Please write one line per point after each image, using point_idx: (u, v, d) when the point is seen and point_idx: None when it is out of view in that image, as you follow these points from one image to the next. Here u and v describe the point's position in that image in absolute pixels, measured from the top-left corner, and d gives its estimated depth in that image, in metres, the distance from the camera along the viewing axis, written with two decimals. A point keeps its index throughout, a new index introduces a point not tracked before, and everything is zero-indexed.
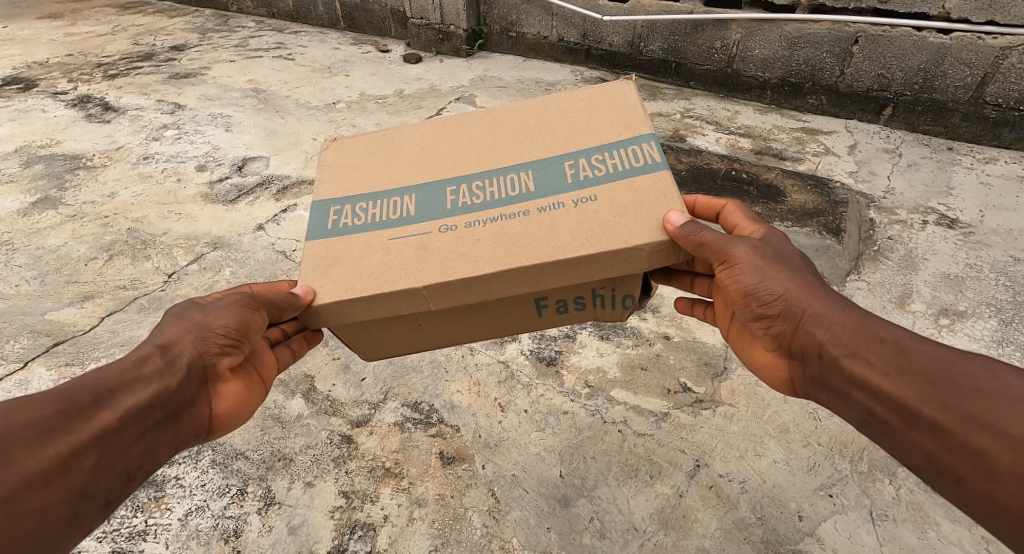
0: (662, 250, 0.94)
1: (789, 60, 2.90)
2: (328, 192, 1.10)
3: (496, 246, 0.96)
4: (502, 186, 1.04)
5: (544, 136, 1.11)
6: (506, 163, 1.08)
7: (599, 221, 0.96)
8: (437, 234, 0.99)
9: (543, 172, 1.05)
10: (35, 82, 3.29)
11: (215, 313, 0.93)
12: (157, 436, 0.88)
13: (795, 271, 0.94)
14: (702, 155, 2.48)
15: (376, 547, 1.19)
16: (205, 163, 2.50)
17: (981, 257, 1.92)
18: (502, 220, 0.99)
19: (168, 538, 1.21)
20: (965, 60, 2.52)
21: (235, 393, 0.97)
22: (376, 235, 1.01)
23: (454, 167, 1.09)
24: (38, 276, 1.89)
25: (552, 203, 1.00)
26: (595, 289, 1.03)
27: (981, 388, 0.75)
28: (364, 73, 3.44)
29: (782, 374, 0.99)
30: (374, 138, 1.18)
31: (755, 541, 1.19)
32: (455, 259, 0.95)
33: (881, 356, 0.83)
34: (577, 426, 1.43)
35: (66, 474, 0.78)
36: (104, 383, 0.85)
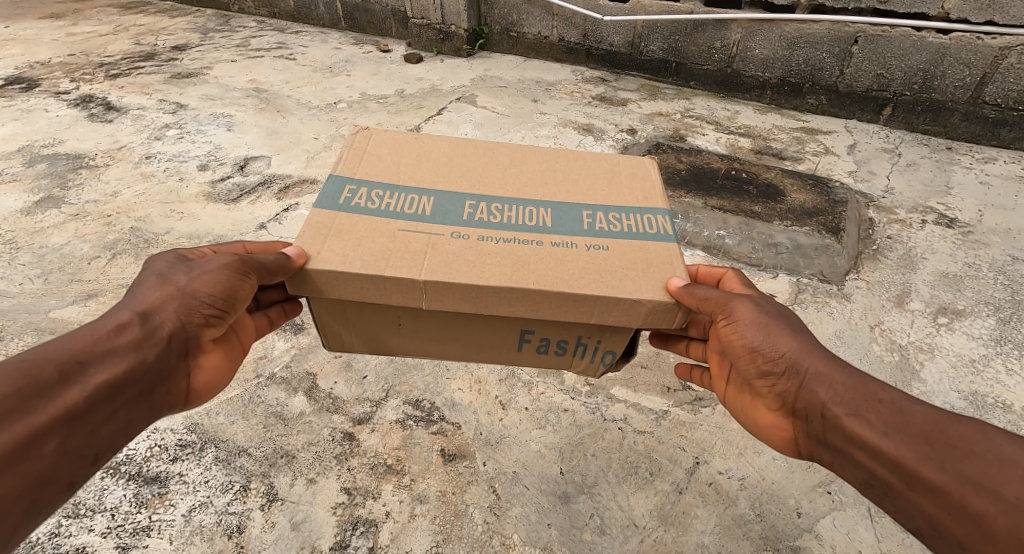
0: (662, 309, 0.94)
1: (789, 60, 2.90)
2: (348, 170, 1.12)
3: (503, 264, 0.96)
4: (520, 214, 1.07)
5: (567, 183, 1.16)
6: (528, 197, 1.11)
7: (606, 266, 0.98)
8: (448, 239, 1.00)
9: (557, 212, 1.09)
10: (37, 82, 3.30)
11: (202, 279, 0.92)
12: (130, 412, 0.87)
13: (798, 329, 0.93)
14: (702, 154, 2.49)
15: (378, 543, 1.20)
16: (207, 162, 2.52)
17: (979, 257, 1.92)
18: (512, 242, 1.01)
19: (172, 534, 1.22)
20: (965, 60, 2.53)
21: (214, 364, 0.98)
22: (387, 223, 1.02)
23: (476, 189, 1.11)
24: (41, 274, 1.90)
25: (562, 240, 1.02)
26: (581, 336, 1.04)
27: (975, 449, 0.74)
28: (365, 73, 3.45)
29: (786, 434, 0.93)
30: (404, 137, 1.23)
31: (755, 538, 1.20)
32: (461, 266, 0.95)
33: (880, 417, 0.81)
34: (578, 424, 1.44)
35: (26, 460, 0.76)
36: (71, 356, 0.82)
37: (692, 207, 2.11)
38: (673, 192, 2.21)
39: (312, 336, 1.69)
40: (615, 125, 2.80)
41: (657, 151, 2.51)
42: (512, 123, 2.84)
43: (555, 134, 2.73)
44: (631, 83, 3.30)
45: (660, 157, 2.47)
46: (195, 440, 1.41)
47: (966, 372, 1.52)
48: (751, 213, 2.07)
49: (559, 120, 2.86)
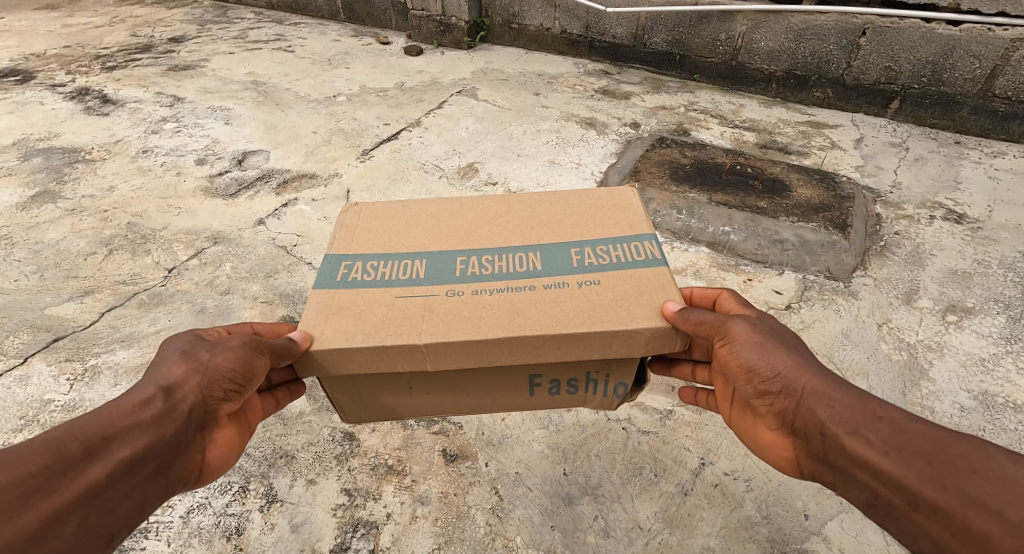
0: (660, 336, 0.92)
1: (795, 52, 2.86)
2: (342, 247, 1.09)
3: (500, 312, 0.94)
4: (511, 262, 1.05)
5: (553, 223, 1.13)
6: (517, 243, 1.09)
7: (597, 301, 0.96)
8: (447, 296, 0.98)
9: (546, 254, 1.06)
10: (32, 74, 3.25)
11: (224, 355, 0.87)
12: (149, 489, 0.78)
13: (794, 349, 0.90)
14: (706, 149, 2.45)
15: (379, 545, 1.18)
16: (205, 157, 2.48)
17: (988, 253, 1.89)
18: (505, 291, 0.98)
19: (170, 536, 1.20)
20: (975, 52, 2.48)
21: (229, 439, 0.90)
22: (382, 293, 0.99)
23: (467, 245, 1.09)
24: (37, 270, 1.87)
25: (557, 281, 1.00)
26: (589, 373, 1.02)
27: (978, 468, 0.69)
28: (365, 66, 3.41)
29: (787, 454, 0.90)
30: (393, 205, 1.20)
31: (761, 541, 1.18)
32: (460, 321, 0.93)
33: (879, 435, 0.76)
34: (581, 424, 1.42)
35: (44, 543, 0.67)
36: (97, 431, 0.75)
37: (696, 203, 2.08)
38: (676, 187, 2.17)
39: None
40: (619, 119, 2.76)
41: (661, 145, 2.47)
42: (513, 117, 2.80)
43: (557, 128, 2.69)
44: (633, 75, 3.26)
45: (663, 152, 2.43)
46: None
47: (975, 371, 1.50)
48: (757, 209, 2.03)
49: (561, 114, 2.83)
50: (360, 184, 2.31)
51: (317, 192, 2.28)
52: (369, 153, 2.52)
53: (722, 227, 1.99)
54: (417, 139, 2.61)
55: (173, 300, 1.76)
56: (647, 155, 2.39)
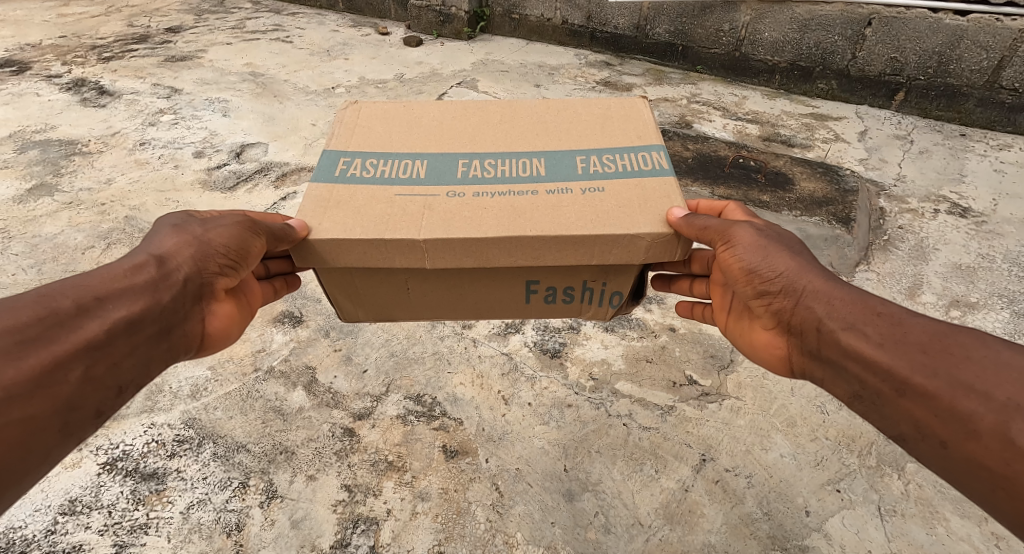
0: (662, 242, 0.90)
1: (799, 43, 2.83)
2: (342, 145, 1.07)
3: (502, 212, 0.93)
4: (514, 167, 1.03)
5: (558, 134, 1.11)
6: (521, 150, 1.07)
7: (600, 205, 0.94)
8: (448, 196, 0.96)
9: (549, 161, 1.04)
10: (28, 65, 3.22)
11: (216, 231, 0.90)
12: (149, 350, 0.84)
13: (796, 252, 0.90)
14: (708, 141, 2.43)
15: (379, 541, 1.18)
16: (202, 149, 2.46)
17: (993, 247, 1.88)
18: (508, 195, 0.96)
19: (170, 531, 1.19)
20: (983, 43, 2.45)
21: (228, 313, 0.96)
22: (383, 191, 0.98)
23: (470, 149, 1.06)
24: (34, 264, 1.86)
25: (559, 187, 0.98)
26: (587, 281, 1.01)
27: (970, 355, 0.71)
28: (364, 57, 3.37)
29: (779, 352, 0.92)
30: (394, 109, 1.18)
31: (762, 537, 1.18)
32: (461, 219, 0.92)
33: (876, 329, 0.78)
34: (582, 420, 1.41)
35: (51, 386, 0.73)
36: (90, 292, 0.80)
37: (699, 196, 2.06)
38: (678, 180, 2.15)
39: (310, 329, 1.66)
40: None
41: (663, 138, 2.44)
42: None
43: None
44: (635, 67, 3.23)
45: (665, 145, 2.40)
46: (192, 436, 1.37)
47: None
48: (759, 203, 2.01)
49: None
50: None
51: None
52: None
53: None
54: None
55: None
56: None
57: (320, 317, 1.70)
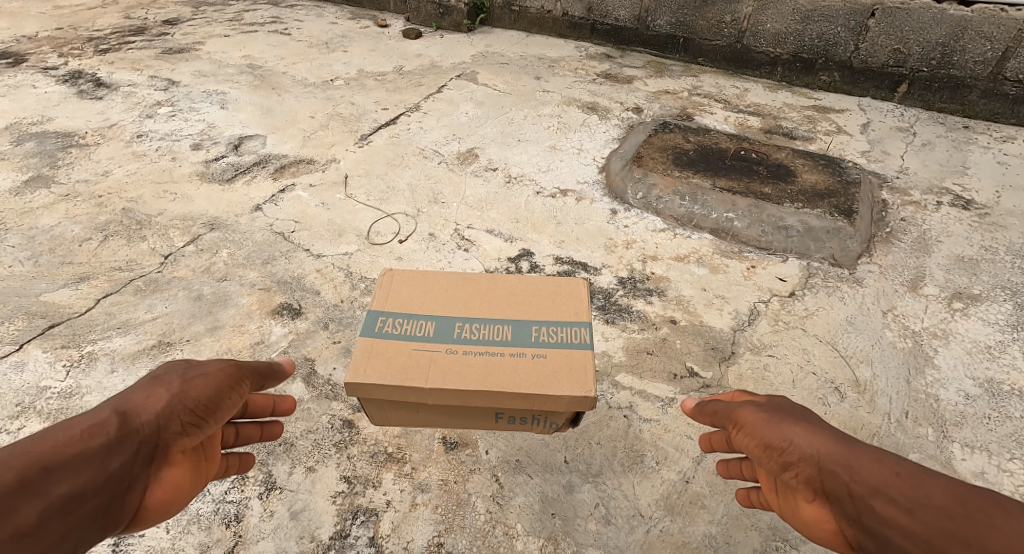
0: (579, 400, 1.11)
1: (801, 34, 2.82)
2: (379, 303, 1.26)
3: (474, 372, 1.13)
4: (492, 331, 1.21)
5: (524, 301, 1.27)
6: (499, 314, 1.24)
7: (548, 371, 1.14)
8: (444, 353, 1.16)
9: (522, 322, 1.23)
10: (24, 57, 3.20)
11: (195, 382, 0.90)
12: (82, 535, 0.73)
13: (804, 419, 0.88)
14: (710, 134, 2.41)
15: (379, 532, 1.18)
16: (200, 142, 2.44)
17: (996, 240, 1.87)
18: (487, 353, 1.17)
19: (169, 522, 1.18)
20: (987, 34, 2.44)
21: (176, 482, 0.85)
22: (398, 340, 1.18)
23: (465, 306, 1.25)
24: (31, 256, 1.85)
25: (525, 350, 1.18)
26: (535, 418, 1.21)
27: (1000, 522, 0.64)
28: (363, 49, 3.35)
29: (830, 527, 0.80)
30: (416, 273, 1.35)
31: (763, 528, 1.17)
32: (447, 376, 1.12)
33: (899, 494, 0.72)
34: (582, 412, 1.41)
35: None
36: (32, 460, 0.71)
37: (700, 188, 2.04)
38: (680, 172, 2.13)
39: (309, 321, 1.65)
40: (621, 104, 2.72)
41: (664, 130, 2.42)
42: (514, 101, 2.76)
43: (558, 114, 2.65)
44: (636, 59, 3.20)
45: (666, 137, 2.38)
46: None
47: (980, 358, 1.49)
48: (761, 195, 2.00)
49: (562, 99, 2.78)
50: (359, 170, 2.29)
51: (315, 177, 2.26)
52: (367, 139, 2.48)
53: (726, 214, 1.97)
54: (417, 124, 2.57)
55: (170, 287, 1.74)
56: (649, 140, 2.35)
57: (319, 309, 1.69)
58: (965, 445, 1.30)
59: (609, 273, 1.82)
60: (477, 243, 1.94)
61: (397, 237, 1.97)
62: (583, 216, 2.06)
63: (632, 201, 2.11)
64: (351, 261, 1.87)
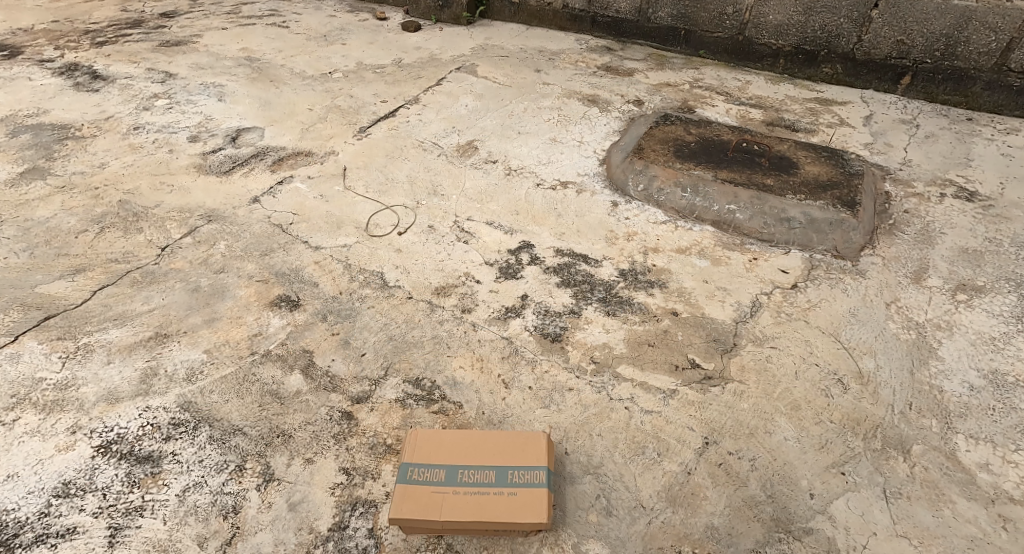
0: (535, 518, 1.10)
1: (804, 26, 2.80)
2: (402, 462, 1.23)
3: (468, 512, 1.11)
4: (480, 474, 1.17)
5: (501, 445, 1.22)
6: (486, 459, 1.20)
7: (537, 505, 1.12)
8: (446, 494, 1.14)
9: (514, 454, 1.19)
10: (19, 50, 3.17)
11: None
12: None
13: None
14: (712, 126, 2.39)
15: (378, 524, 1.16)
16: (197, 134, 2.43)
17: (1000, 231, 1.85)
18: (482, 490, 1.14)
19: (166, 514, 1.17)
20: (991, 24, 2.43)
21: None
22: (405, 479, 1.15)
23: (468, 442, 1.22)
24: (27, 248, 1.83)
25: (517, 485, 1.15)
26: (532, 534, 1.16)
27: None
28: (362, 42, 3.33)
29: None
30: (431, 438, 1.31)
31: (766, 519, 1.16)
32: (446, 515, 1.10)
33: None
34: (583, 403, 1.39)
35: None
36: None
37: (702, 180, 2.03)
38: (681, 164, 2.11)
39: (307, 313, 1.64)
40: (622, 96, 2.70)
41: (665, 122, 2.41)
42: (514, 94, 2.74)
43: (558, 106, 2.63)
44: (637, 52, 3.18)
45: (667, 129, 2.36)
46: (188, 419, 1.35)
47: (985, 350, 1.48)
48: (763, 186, 1.98)
49: (562, 91, 2.76)
50: (358, 162, 2.27)
51: (313, 170, 2.24)
52: (366, 131, 2.46)
53: (728, 206, 1.96)
54: (416, 117, 2.55)
55: (167, 279, 1.73)
56: (650, 132, 2.33)
57: (318, 301, 1.68)
58: (969, 436, 1.29)
59: (609, 265, 1.80)
60: (477, 235, 1.93)
61: (396, 229, 1.96)
62: (583, 208, 2.04)
63: (633, 193, 2.09)
64: (350, 253, 1.86)
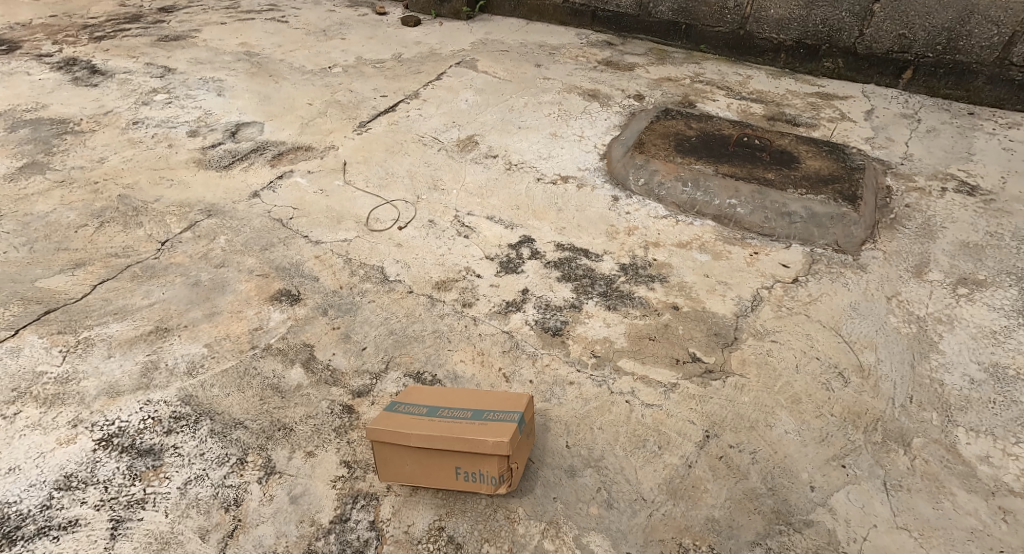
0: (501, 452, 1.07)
1: (805, 20, 2.79)
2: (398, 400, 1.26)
3: (437, 435, 1.11)
4: (458, 412, 1.17)
5: (487, 394, 1.22)
6: (469, 402, 1.19)
7: (503, 431, 1.10)
8: (420, 420, 1.15)
9: (496, 401, 1.19)
10: (17, 44, 3.16)
11: None
12: None
13: None
14: (713, 120, 2.39)
15: (379, 516, 1.16)
16: (197, 129, 2.42)
17: (1002, 226, 1.85)
18: (456, 420, 1.14)
19: (168, 506, 1.17)
20: (994, 18, 2.42)
21: None
22: (388, 409, 1.19)
23: (454, 390, 1.24)
24: (26, 242, 1.83)
25: (489, 420, 1.14)
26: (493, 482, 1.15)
27: None
28: (362, 37, 3.32)
29: None
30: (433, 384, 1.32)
31: (766, 512, 1.16)
32: (415, 433, 1.11)
33: None
34: (584, 397, 1.39)
35: None
36: None
37: (703, 174, 2.03)
38: (682, 158, 2.11)
39: (308, 307, 1.64)
40: (623, 91, 2.69)
41: (666, 116, 2.40)
42: (514, 89, 2.73)
43: (559, 101, 2.63)
44: (638, 46, 3.17)
45: (668, 123, 2.36)
46: (189, 412, 1.35)
47: (985, 343, 1.48)
48: (764, 180, 1.98)
49: (563, 86, 2.76)
50: (358, 157, 2.27)
51: (313, 164, 2.24)
52: (366, 126, 2.46)
53: (729, 201, 1.95)
54: (416, 111, 2.55)
55: (167, 273, 1.73)
56: (651, 126, 2.33)
57: (318, 295, 1.68)
58: (970, 429, 1.29)
59: (610, 259, 1.80)
60: (477, 230, 1.93)
61: (397, 223, 1.96)
62: (584, 203, 2.04)
63: (634, 188, 2.09)
64: (350, 247, 1.85)
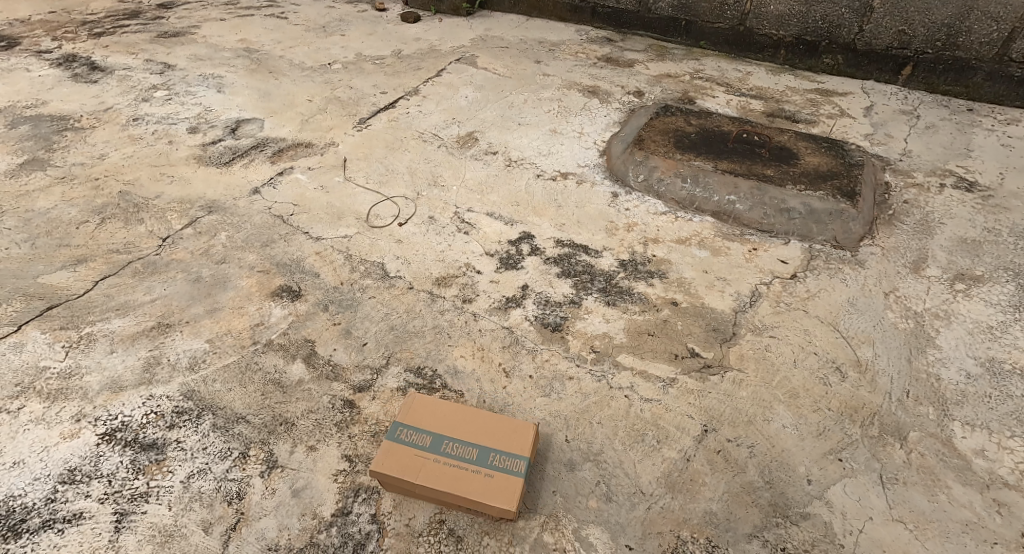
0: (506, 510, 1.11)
1: (805, 16, 2.79)
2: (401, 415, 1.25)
3: (444, 482, 1.14)
4: (466, 449, 1.18)
5: (496, 426, 1.22)
6: (476, 435, 1.20)
7: (509, 490, 1.12)
8: (427, 459, 1.17)
9: (503, 438, 1.20)
10: (17, 41, 3.16)
11: None
12: None
13: None
14: (712, 117, 2.39)
15: (381, 510, 1.18)
16: (197, 125, 2.42)
17: (999, 222, 1.86)
18: (462, 465, 1.16)
19: (171, 500, 1.18)
20: (993, 14, 2.42)
21: None
22: (393, 438, 1.20)
23: (460, 416, 1.24)
24: (27, 239, 1.83)
25: (495, 468, 1.15)
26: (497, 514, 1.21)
27: None
28: (361, 33, 3.32)
29: None
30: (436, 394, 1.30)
31: (763, 505, 1.17)
32: (421, 479, 1.14)
33: None
34: (583, 392, 1.40)
35: None
36: None
37: (702, 170, 2.03)
38: (681, 155, 2.12)
39: (309, 303, 1.64)
40: (622, 87, 2.70)
41: (665, 113, 2.40)
42: (514, 85, 2.73)
43: (559, 97, 2.63)
44: (637, 43, 3.17)
45: (668, 120, 2.36)
46: (192, 407, 1.36)
47: (982, 339, 1.49)
48: (763, 177, 1.99)
49: (562, 82, 2.76)
50: (358, 153, 2.27)
51: (313, 161, 2.24)
52: (366, 122, 2.46)
53: (728, 197, 1.96)
54: (416, 108, 2.55)
55: (168, 270, 1.73)
56: (651, 123, 2.33)
57: (319, 291, 1.69)
58: (966, 423, 1.30)
59: (609, 255, 1.81)
60: (477, 226, 1.93)
61: (397, 220, 1.96)
62: (583, 199, 2.05)
63: (633, 184, 2.09)
64: (351, 244, 1.86)
